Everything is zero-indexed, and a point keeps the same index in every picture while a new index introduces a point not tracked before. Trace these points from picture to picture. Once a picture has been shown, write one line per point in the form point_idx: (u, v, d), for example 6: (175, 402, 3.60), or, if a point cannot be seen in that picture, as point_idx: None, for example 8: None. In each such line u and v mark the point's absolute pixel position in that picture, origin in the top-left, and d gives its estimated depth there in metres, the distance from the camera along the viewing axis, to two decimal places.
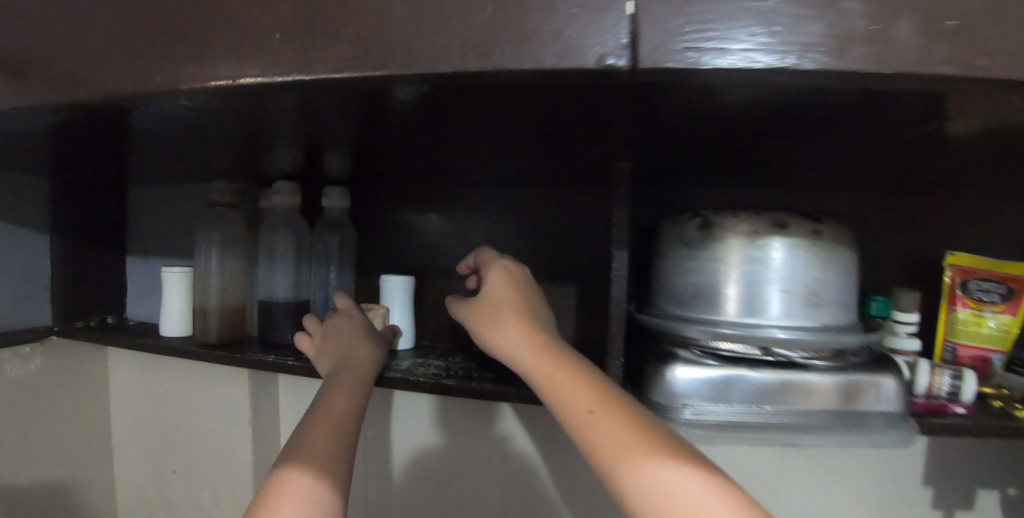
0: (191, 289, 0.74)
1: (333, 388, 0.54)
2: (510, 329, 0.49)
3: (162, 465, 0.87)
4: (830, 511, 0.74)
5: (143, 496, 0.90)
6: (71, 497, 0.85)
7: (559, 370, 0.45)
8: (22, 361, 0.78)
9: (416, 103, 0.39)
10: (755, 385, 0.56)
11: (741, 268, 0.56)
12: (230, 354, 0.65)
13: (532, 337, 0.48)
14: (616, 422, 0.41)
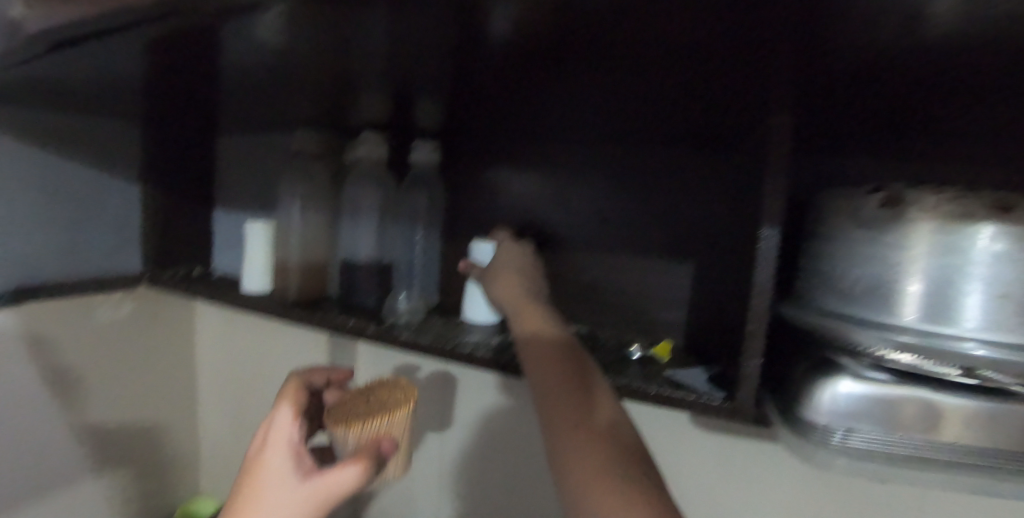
0: (274, 243, 0.70)
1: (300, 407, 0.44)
2: (498, 282, 0.54)
3: (241, 418, 0.87)
4: None
5: (224, 444, 0.91)
6: (159, 439, 0.88)
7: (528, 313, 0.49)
8: (114, 307, 0.79)
9: (537, 14, 0.29)
10: (935, 412, 0.38)
11: (935, 259, 0.38)
12: (309, 314, 0.61)
13: (515, 288, 0.53)
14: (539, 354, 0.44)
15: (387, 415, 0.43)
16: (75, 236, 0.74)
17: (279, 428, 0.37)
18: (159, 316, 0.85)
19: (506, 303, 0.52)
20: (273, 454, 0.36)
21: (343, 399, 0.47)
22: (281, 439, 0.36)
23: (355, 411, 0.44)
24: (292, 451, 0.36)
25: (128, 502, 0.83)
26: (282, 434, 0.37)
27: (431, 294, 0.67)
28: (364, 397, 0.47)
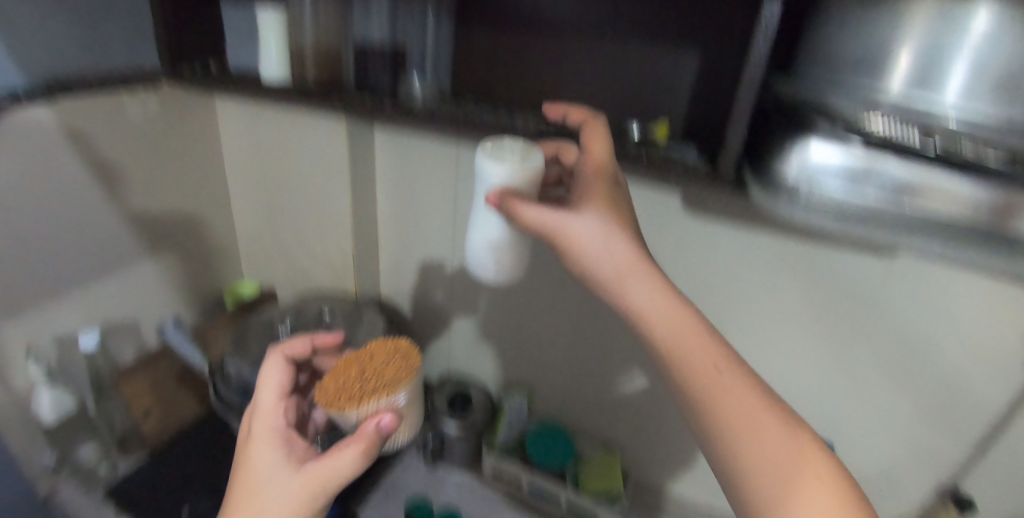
0: (286, 29, 0.71)
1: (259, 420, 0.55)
2: (597, 234, 0.50)
3: (273, 211, 0.97)
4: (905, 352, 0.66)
5: (259, 234, 1.03)
6: (203, 228, 0.98)
7: (621, 255, 0.50)
8: (141, 103, 0.82)
9: None
10: (895, 175, 0.41)
11: (925, 36, 0.38)
12: (328, 97, 0.68)
13: (624, 249, 0.50)
14: (645, 277, 0.50)
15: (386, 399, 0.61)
16: (91, 32, 0.75)
17: (257, 435, 0.53)
18: (183, 115, 0.89)
19: (604, 263, 0.51)
20: (257, 445, 0.52)
21: (341, 373, 0.64)
22: (258, 430, 0.54)
23: (352, 395, 0.60)
24: (268, 441, 0.53)
25: (182, 282, 0.97)
26: (262, 424, 0.54)
27: (444, 82, 0.70)
28: (359, 374, 0.64)
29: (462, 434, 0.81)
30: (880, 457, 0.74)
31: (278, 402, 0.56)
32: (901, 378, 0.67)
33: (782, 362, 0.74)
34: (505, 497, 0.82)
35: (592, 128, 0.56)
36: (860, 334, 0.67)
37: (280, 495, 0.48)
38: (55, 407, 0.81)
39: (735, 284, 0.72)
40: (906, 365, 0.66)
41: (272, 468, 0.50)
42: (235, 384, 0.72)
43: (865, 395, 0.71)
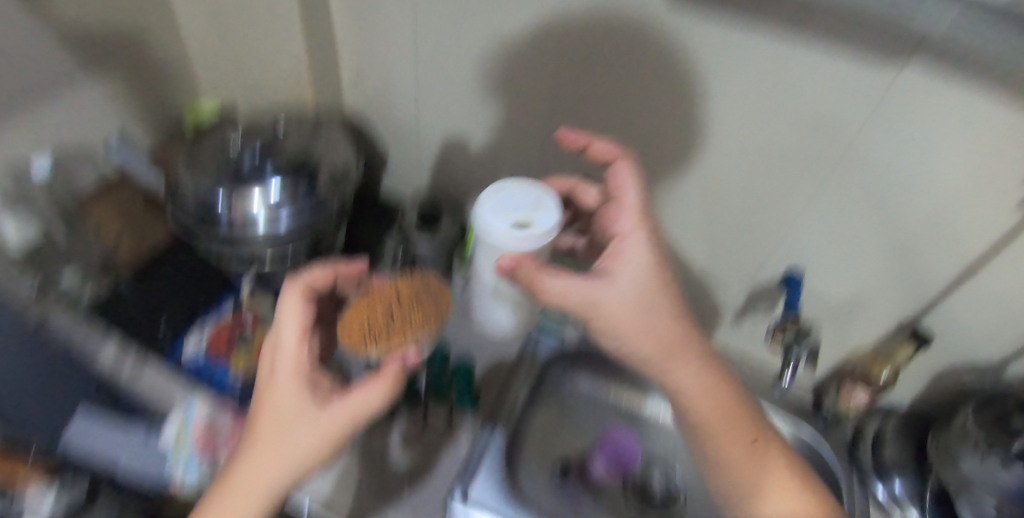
0: None
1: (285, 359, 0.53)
2: (626, 291, 0.53)
3: (219, 20, 0.86)
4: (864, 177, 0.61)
5: (210, 48, 0.94)
6: (144, 43, 0.89)
7: (640, 317, 0.53)
8: None
9: None
10: None
11: None
12: None
13: (647, 292, 0.54)
14: (660, 301, 0.54)
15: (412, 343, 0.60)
16: None
17: (282, 371, 0.52)
18: None
19: (627, 315, 0.53)
20: (282, 382, 0.52)
21: (369, 311, 0.63)
22: (283, 366, 0.52)
23: (379, 334, 0.61)
24: (294, 379, 0.52)
25: (134, 99, 0.91)
26: (287, 359, 0.53)
27: None
28: (387, 308, 0.64)
29: (433, 249, 0.81)
30: (850, 272, 0.74)
31: (301, 340, 0.54)
32: (887, 198, 0.62)
33: (753, 186, 0.69)
34: (480, 310, 0.83)
35: (620, 162, 0.62)
36: (849, 158, 0.60)
37: (312, 430, 0.51)
38: (21, 236, 0.81)
39: (717, 108, 0.63)
40: (858, 181, 0.62)
41: (300, 404, 0.51)
42: (193, 197, 0.73)
43: (845, 217, 0.67)
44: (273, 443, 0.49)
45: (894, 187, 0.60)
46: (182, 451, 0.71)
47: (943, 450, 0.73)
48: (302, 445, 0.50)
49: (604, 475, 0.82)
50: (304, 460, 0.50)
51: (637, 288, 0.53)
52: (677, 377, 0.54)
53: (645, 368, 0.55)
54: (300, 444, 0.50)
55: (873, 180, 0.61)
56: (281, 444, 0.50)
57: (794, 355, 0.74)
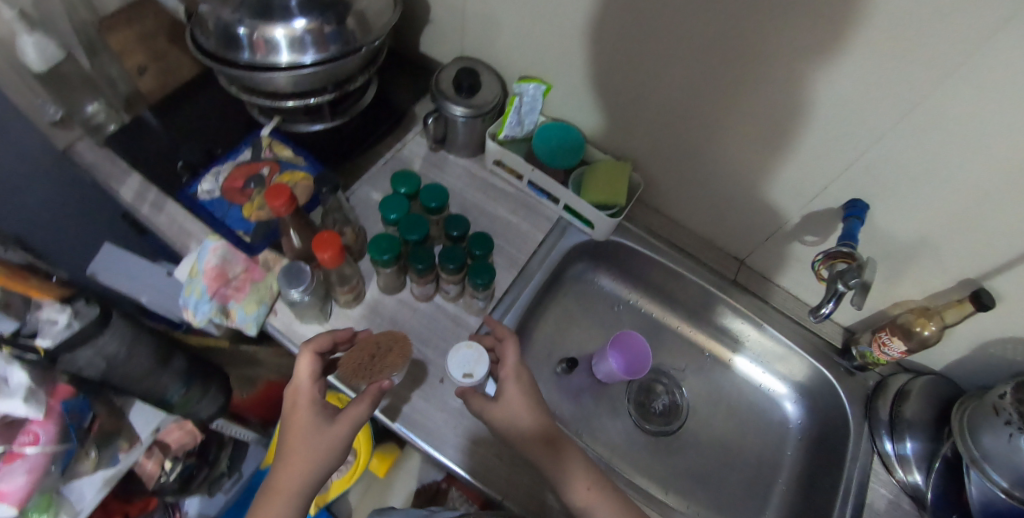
0: None
1: (302, 399, 0.55)
2: (511, 410, 0.57)
3: None
4: (935, 121, 0.56)
5: None
6: None
7: (525, 432, 0.56)
8: None
9: None
10: None
11: None
12: None
13: (529, 411, 0.58)
14: (532, 418, 0.57)
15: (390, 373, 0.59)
16: None
17: (297, 402, 0.55)
18: None
19: (520, 429, 0.56)
20: (297, 409, 0.55)
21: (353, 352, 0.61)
22: (298, 398, 0.56)
23: (366, 371, 0.60)
24: (308, 407, 0.55)
25: None
26: (302, 393, 0.56)
27: None
28: (371, 348, 0.62)
29: (471, 119, 0.74)
30: (924, 212, 0.65)
31: (314, 381, 0.57)
32: (995, 131, 0.53)
33: (811, 118, 0.62)
34: (510, 190, 0.80)
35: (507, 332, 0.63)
36: (923, 100, 0.54)
37: (318, 446, 0.53)
38: (40, 54, 0.74)
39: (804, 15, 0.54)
40: (928, 123, 0.56)
41: (310, 425, 0.54)
42: (212, 26, 0.62)
43: (937, 147, 0.58)
44: (289, 459, 0.52)
45: (1005, 120, 0.52)
46: (193, 289, 0.66)
47: (965, 420, 0.68)
48: (315, 458, 0.53)
49: (611, 374, 0.82)
50: (316, 469, 0.53)
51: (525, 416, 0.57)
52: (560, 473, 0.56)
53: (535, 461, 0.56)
54: (314, 456, 0.53)
55: (986, 106, 0.52)
56: (293, 462, 0.52)
57: (839, 289, 0.63)
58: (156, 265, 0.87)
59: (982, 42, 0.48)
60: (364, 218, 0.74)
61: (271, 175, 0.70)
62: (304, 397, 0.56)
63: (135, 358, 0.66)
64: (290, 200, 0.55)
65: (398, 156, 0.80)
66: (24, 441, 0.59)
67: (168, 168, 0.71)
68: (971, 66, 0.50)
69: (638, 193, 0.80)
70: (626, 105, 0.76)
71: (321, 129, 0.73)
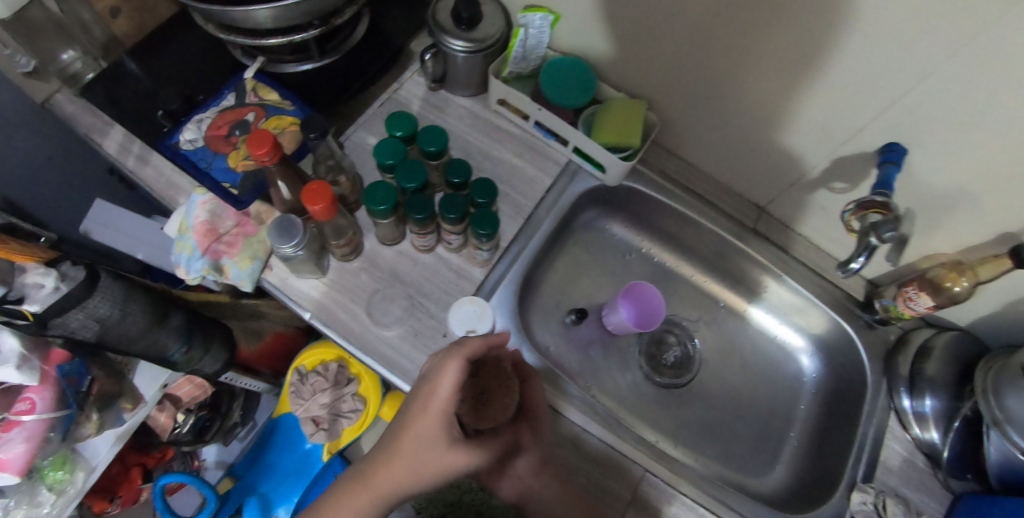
0: None
1: (427, 404, 0.51)
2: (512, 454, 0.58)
3: None
4: (997, 63, 0.49)
5: None
6: None
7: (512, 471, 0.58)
8: None
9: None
10: None
11: None
12: None
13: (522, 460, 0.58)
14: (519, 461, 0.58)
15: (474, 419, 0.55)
16: None
17: (426, 409, 0.50)
18: None
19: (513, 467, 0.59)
20: (417, 416, 0.51)
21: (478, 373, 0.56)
22: (432, 407, 0.50)
23: (482, 403, 0.54)
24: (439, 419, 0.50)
25: None
26: (439, 403, 0.50)
27: None
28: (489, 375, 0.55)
29: (471, 55, 0.68)
30: (968, 159, 0.59)
31: (452, 394, 0.50)
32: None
33: (851, 58, 0.56)
34: (515, 132, 0.74)
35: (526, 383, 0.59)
36: (980, 38, 0.48)
37: (432, 463, 0.50)
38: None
39: None
40: (987, 64, 0.49)
41: (432, 439, 0.50)
42: None
43: (994, 87, 0.51)
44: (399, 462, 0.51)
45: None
46: (184, 246, 0.63)
47: (989, 381, 0.65)
48: (424, 471, 0.51)
49: (622, 324, 0.79)
50: (420, 480, 0.51)
51: (531, 450, 0.58)
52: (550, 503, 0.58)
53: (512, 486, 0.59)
54: (423, 469, 0.50)
55: None
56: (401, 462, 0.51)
57: (872, 242, 0.59)
58: (149, 220, 0.84)
59: None
60: (359, 164, 0.70)
61: (257, 121, 0.66)
62: (434, 408, 0.50)
63: (130, 317, 0.63)
64: (274, 148, 0.50)
65: (395, 97, 0.75)
66: (21, 409, 0.59)
67: (149, 117, 0.66)
68: None
69: (653, 134, 0.74)
70: (643, 38, 0.69)
71: (310, 70, 0.67)
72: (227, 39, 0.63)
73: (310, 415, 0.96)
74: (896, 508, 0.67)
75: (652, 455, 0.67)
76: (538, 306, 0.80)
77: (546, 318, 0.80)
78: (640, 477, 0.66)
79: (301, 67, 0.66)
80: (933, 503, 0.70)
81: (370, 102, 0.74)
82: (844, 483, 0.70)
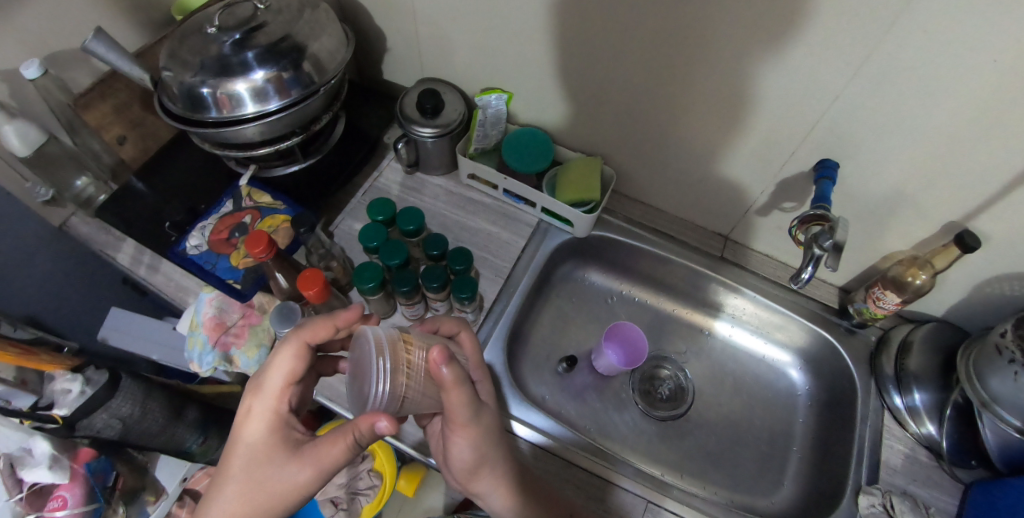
0: None
1: (269, 376, 0.52)
2: (454, 456, 0.57)
3: None
4: (893, 76, 0.57)
5: None
6: None
7: (461, 473, 0.59)
8: None
9: None
10: None
11: None
12: None
13: (461, 464, 0.58)
14: (460, 464, 0.58)
15: (374, 364, 0.49)
16: None
17: (267, 382, 0.51)
18: None
19: (456, 464, 0.59)
20: (259, 431, 0.50)
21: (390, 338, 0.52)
22: (261, 409, 0.51)
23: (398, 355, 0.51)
24: (267, 422, 0.50)
25: None
26: (267, 402, 0.51)
27: None
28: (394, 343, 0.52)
29: (438, 139, 0.76)
30: (894, 164, 0.65)
31: (286, 368, 0.52)
32: (945, 73, 0.54)
33: (770, 93, 0.64)
34: (488, 202, 0.83)
35: (454, 396, 0.52)
36: (872, 61, 0.56)
37: (282, 471, 0.49)
38: (22, 140, 0.72)
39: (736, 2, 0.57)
40: (883, 80, 0.57)
41: (269, 449, 0.50)
42: (177, 90, 0.64)
43: (897, 98, 0.58)
44: (235, 457, 0.50)
45: (955, 61, 0.53)
46: (196, 342, 0.68)
47: (971, 366, 0.68)
48: (271, 477, 0.48)
49: (611, 367, 0.85)
50: (275, 501, 0.48)
51: (464, 455, 0.56)
52: (490, 502, 0.60)
53: (459, 475, 0.60)
54: (267, 492, 0.48)
55: (936, 51, 0.53)
56: (247, 467, 0.49)
57: (815, 252, 0.65)
58: (162, 322, 0.90)
59: None
60: (350, 250, 0.77)
61: (253, 223, 0.73)
62: (274, 366, 0.52)
63: (150, 415, 0.69)
64: (270, 246, 0.57)
65: (375, 184, 0.83)
66: (54, 507, 0.63)
67: (156, 229, 0.73)
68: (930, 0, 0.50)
69: (611, 185, 0.83)
70: (590, 101, 0.78)
71: (297, 170, 0.76)
72: (222, 154, 0.71)
73: (328, 496, 0.98)
74: (903, 505, 0.68)
75: (653, 486, 0.69)
76: (531, 359, 0.85)
77: (540, 370, 0.85)
78: (643, 511, 0.67)
79: (289, 170, 0.75)
80: (945, 497, 0.70)
81: (354, 192, 0.83)
82: (850, 488, 0.72)
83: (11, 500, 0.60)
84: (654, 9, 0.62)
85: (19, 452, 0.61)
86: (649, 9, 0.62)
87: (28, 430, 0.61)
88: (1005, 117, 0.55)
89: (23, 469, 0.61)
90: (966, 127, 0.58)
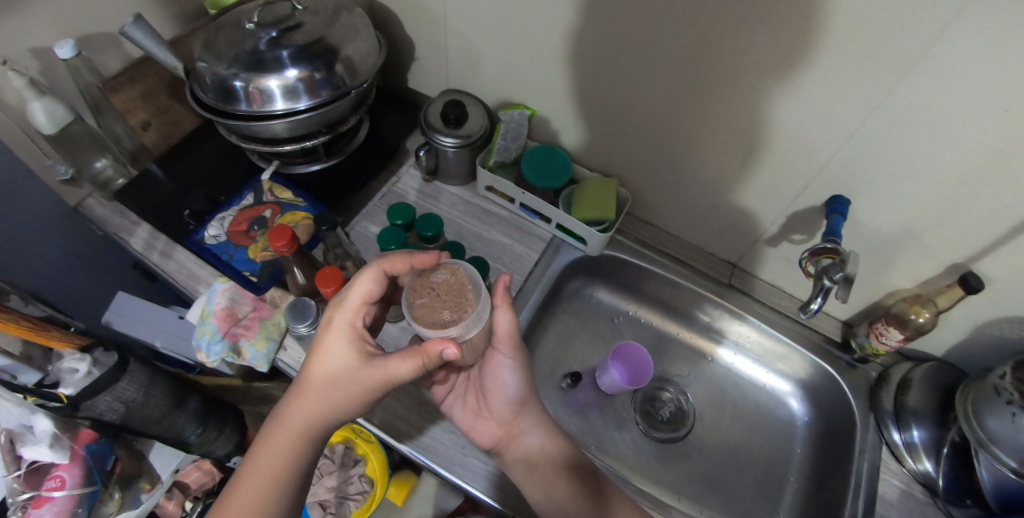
0: None
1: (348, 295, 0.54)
2: (500, 378, 0.64)
3: None
4: (910, 117, 0.58)
5: None
6: None
7: (503, 406, 0.65)
8: None
9: None
10: None
11: None
12: None
13: (508, 390, 0.64)
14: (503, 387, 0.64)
15: (471, 311, 0.53)
16: None
17: (346, 299, 0.54)
18: None
19: (500, 394, 0.65)
20: (335, 339, 0.52)
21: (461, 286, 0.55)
22: (340, 321, 0.53)
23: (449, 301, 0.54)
24: (345, 332, 0.52)
25: None
26: (347, 315, 0.52)
27: None
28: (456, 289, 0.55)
29: (460, 148, 0.78)
30: (902, 202, 0.67)
31: (363, 292, 0.54)
32: (959, 118, 0.56)
33: (787, 126, 0.66)
34: (503, 214, 0.84)
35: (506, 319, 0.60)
36: (890, 102, 0.58)
37: (350, 377, 0.50)
38: (48, 117, 0.72)
39: (760, 35, 0.59)
40: (898, 121, 0.59)
41: (343, 355, 0.51)
42: (209, 81, 0.65)
43: (911, 139, 0.60)
44: (309, 362, 0.51)
45: (970, 108, 0.55)
46: (205, 331, 0.68)
47: (969, 404, 0.69)
48: (341, 380, 0.50)
49: (615, 385, 0.85)
50: (340, 400, 0.49)
51: (510, 377, 0.64)
52: (532, 439, 0.63)
53: (499, 415, 0.65)
54: (336, 390, 0.49)
55: (952, 96, 0.55)
56: (320, 369, 0.50)
57: (825, 284, 0.66)
58: (167, 310, 0.90)
59: (957, 26, 0.50)
60: (365, 252, 0.78)
61: (273, 217, 0.75)
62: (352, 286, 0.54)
63: (152, 400, 0.69)
64: (293, 240, 0.58)
65: (393, 189, 0.84)
66: (52, 486, 0.63)
67: (175, 216, 0.74)
68: (950, 47, 0.52)
69: (625, 206, 0.84)
70: (610, 123, 0.80)
71: (319, 169, 0.78)
72: (246, 147, 0.72)
73: (316, 499, 0.97)
74: None
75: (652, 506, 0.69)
76: (535, 373, 0.85)
77: (542, 384, 0.86)
78: None
79: (311, 168, 0.76)
80: None
81: (371, 195, 0.84)
82: None
83: (9, 475, 0.60)
84: (680, 37, 0.64)
85: (19, 428, 0.60)
86: (675, 37, 0.64)
87: (29, 407, 0.60)
88: (1015, 164, 0.57)
89: (23, 445, 0.61)
90: (975, 171, 0.59)
